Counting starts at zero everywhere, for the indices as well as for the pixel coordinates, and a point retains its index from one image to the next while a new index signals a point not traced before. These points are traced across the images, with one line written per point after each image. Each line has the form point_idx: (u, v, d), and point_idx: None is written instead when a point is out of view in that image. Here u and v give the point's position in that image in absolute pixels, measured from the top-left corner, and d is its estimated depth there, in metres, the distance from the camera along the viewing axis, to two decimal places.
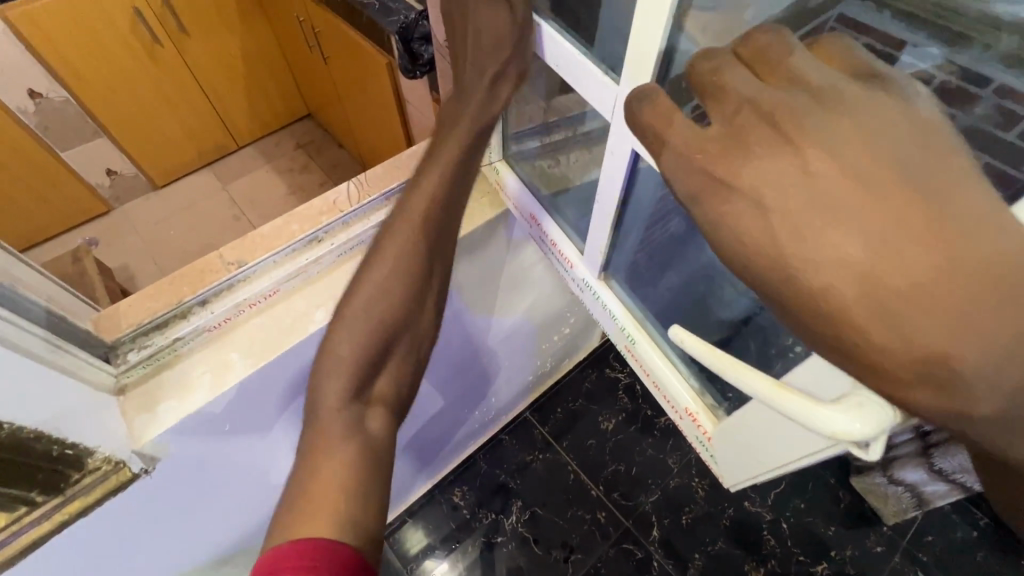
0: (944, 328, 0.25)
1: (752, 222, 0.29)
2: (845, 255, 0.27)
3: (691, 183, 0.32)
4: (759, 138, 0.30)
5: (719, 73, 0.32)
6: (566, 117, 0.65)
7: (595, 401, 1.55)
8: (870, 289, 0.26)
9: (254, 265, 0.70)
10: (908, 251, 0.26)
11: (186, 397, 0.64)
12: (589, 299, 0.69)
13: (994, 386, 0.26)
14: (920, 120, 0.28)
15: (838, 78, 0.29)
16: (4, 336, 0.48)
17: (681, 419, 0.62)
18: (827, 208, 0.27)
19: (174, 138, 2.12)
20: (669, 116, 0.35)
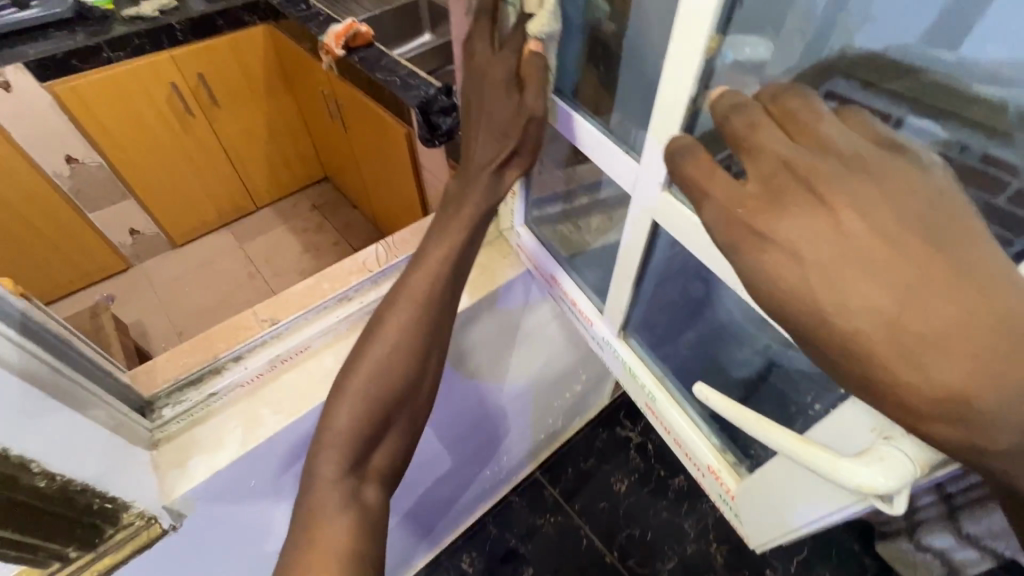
0: (968, 367, 0.28)
1: (789, 275, 0.32)
2: (874, 302, 0.29)
3: (731, 234, 0.35)
4: (793, 198, 0.33)
5: (755, 130, 0.35)
6: (586, 184, 0.70)
7: (606, 461, 1.53)
8: (897, 333, 0.29)
9: (288, 323, 0.74)
10: (930, 298, 0.29)
11: (217, 452, 0.66)
12: (609, 357, 0.72)
13: (1013, 424, 0.28)
14: (935, 186, 0.31)
15: (861, 143, 0.33)
16: (56, 388, 0.51)
17: (703, 476, 0.63)
18: (853, 257, 0.31)
19: (196, 199, 2.22)
20: (712, 171, 0.37)
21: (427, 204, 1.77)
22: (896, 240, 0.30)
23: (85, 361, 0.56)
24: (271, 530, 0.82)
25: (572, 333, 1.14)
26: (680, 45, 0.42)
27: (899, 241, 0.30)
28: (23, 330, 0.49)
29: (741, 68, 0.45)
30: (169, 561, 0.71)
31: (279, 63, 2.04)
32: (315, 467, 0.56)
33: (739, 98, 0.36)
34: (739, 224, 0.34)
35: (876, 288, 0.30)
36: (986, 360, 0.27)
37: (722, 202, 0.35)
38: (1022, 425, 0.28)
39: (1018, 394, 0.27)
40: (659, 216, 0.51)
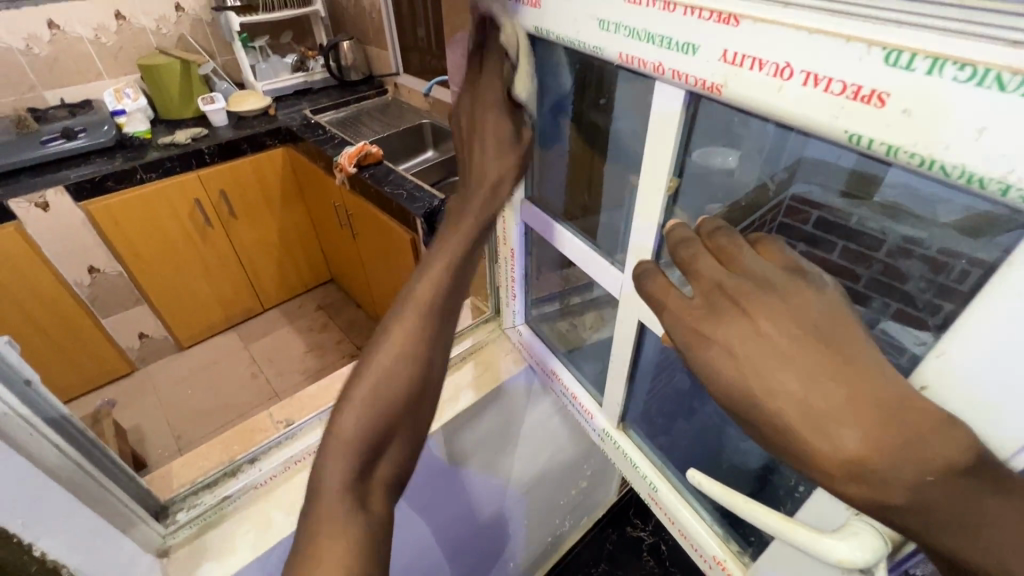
0: (864, 439, 0.33)
1: (727, 368, 0.40)
2: (786, 388, 0.37)
3: (685, 338, 0.43)
4: (725, 312, 0.41)
5: (695, 259, 0.44)
6: (578, 286, 0.78)
7: (618, 565, 1.46)
8: (805, 410, 0.36)
9: (302, 423, 0.78)
10: (827, 385, 0.35)
11: (228, 557, 0.66)
12: (610, 448, 0.75)
13: (903, 483, 0.32)
14: (829, 303, 0.38)
15: (772, 270, 0.41)
16: (86, 493, 0.54)
17: (710, 568, 0.63)
18: (776, 356, 0.37)
19: (207, 303, 2.31)
20: (667, 291, 0.47)
21: None
22: (802, 340, 0.37)
23: (118, 466, 0.59)
24: None
25: (574, 426, 1.16)
26: (646, 185, 0.50)
27: (804, 339, 0.37)
28: (55, 426, 0.52)
29: (711, 174, 0.52)
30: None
31: (295, 179, 2.25)
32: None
33: (686, 233, 0.46)
34: (692, 331, 0.43)
35: (790, 375, 0.36)
36: (877, 434, 0.33)
37: (676, 313, 0.44)
38: (910, 483, 0.32)
39: (907, 458, 0.32)
40: (644, 319, 0.58)
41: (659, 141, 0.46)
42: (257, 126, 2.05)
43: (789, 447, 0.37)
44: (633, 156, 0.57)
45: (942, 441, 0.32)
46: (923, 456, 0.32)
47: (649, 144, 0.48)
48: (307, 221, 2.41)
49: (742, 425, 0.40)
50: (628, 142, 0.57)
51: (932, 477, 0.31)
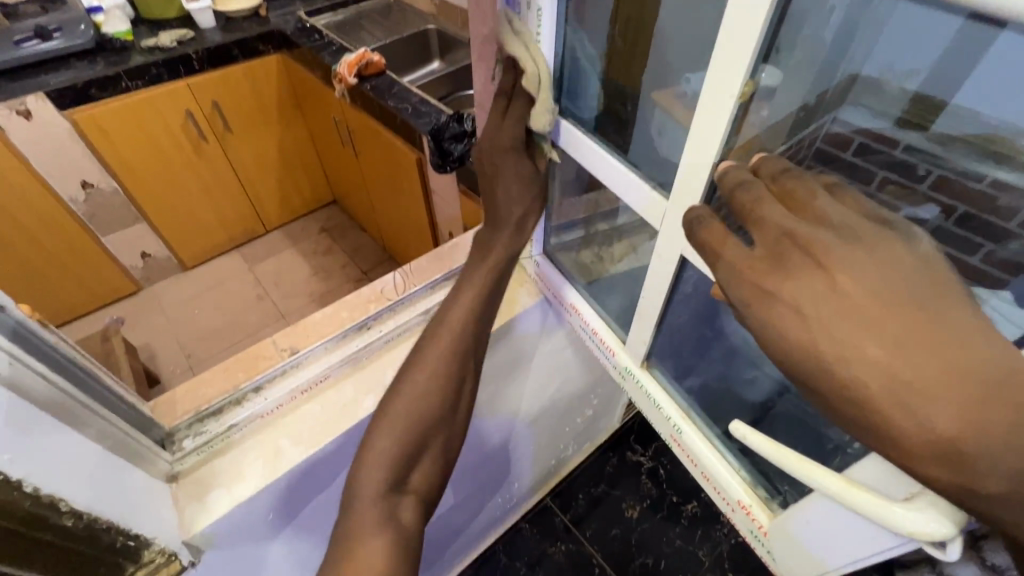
0: (957, 420, 0.31)
1: (795, 327, 0.36)
2: (867, 353, 0.33)
3: (740, 292, 0.40)
4: (797, 264, 0.37)
5: (758, 204, 0.40)
6: (606, 216, 0.71)
7: (617, 486, 1.51)
8: (890, 382, 0.32)
9: (306, 353, 0.74)
10: (915, 355, 0.32)
11: (237, 485, 0.65)
12: (631, 386, 0.71)
13: (988, 462, 0.30)
14: (922, 255, 0.36)
15: (851, 216, 0.38)
16: (87, 426, 0.52)
17: (733, 511, 0.63)
18: (857, 318, 0.34)
19: (207, 222, 2.24)
20: (723, 237, 0.43)
21: (437, 227, 1.78)
22: (887, 301, 0.34)
23: (113, 396, 0.57)
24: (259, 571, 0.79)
25: (585, 357, 1.13)
26: (709, 109, 0.43)
27: (891, 300, 0.34)
28: (44, 359, 0.49)
29: (765, 95, 0.44)
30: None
31: (291, 90, 2.09)
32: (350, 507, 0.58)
33: (743, 176, 0.41)
34: (752, 285, 0.39)
35: (872, 341, 0.33)
36: (972, 410, 0.31)
37: (734, 264, 0.40)
38: (1007, 472, 0.30)
39: (1006, 444, 0.30)
40: (689, 254, 0.52)
41: (733, 43, 0.38)
42: (248, 29, 1.86)
43: (857, 419, 0.34)
44: (690, 68, 0.48)
45: None
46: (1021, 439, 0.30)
47: (715, 54, 0.40)
48: (306, 137, 2.27)
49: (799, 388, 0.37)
50: (686, 57, 0.49)
51: None
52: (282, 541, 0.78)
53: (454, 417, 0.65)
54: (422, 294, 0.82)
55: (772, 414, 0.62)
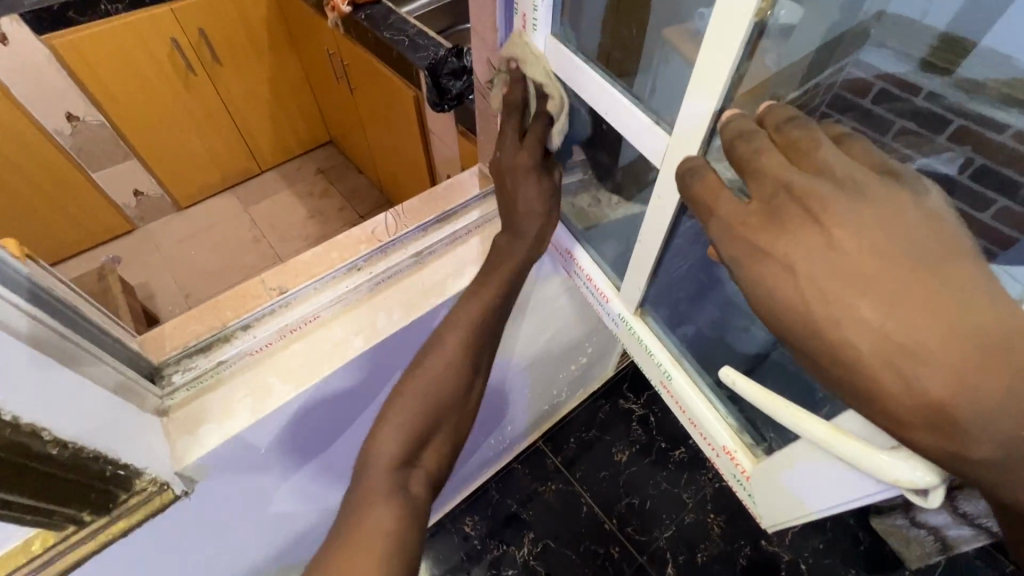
0: (949, 385, 0.32)
1: (784, 285, 0.37)
2: (865, 318, 0.34)
3: (733, 250, 0.40)
4: (791, 217, 0.38)
5: (759, 156, 0.40)
6: (607, 156, 0.67)
7: (608, 431, 1.55)
8: (882, 345, 0.34)
9: (296, 292, 0.73)
10: (911, 316, 0.33)
11: (227, 420, 0.66)
12: (623, 332, 0.71)
13: (978, 424, 0.32)
14: (927, 206, 0.36)
15: (856, 168, 0.38)
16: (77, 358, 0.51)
17: (718, 456, 0.65)
18: (854, 276, 0.35)
19: (200, 160, 2.16)
20: (717, 192, 0.43)
21: (435, 170, 1.72)
22: (887, 259, 0.35)
23: (98, 329, 0.55)
24: (259, 503, 0.82)
25: (580, 304, 1.12)
26: (717, 37, 0.39)
27: (889, 257, 0.34)
28: (24, 292, 0.47)
29: (780, 31, 0.42)
30: (170, 529, 0.70)
31: (282, 18, 1.97)
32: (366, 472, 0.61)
33: (747, 126, 0.42)
34: (744, 241, 0.40)
35: (866, 303, 0.34)
36: (967, 371, 0.32)
37: (727, 222, 0.41)
38: (999, 435, 0.32)
39: (995, 406, 0.32)
40: None
41: None
42: None
43: (848, 381, 0.35)
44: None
45: None
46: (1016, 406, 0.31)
47: None
48: (299, 71, 2.15)
49: (790, 344, 0.39)
50: None
51: None
52: (276, 475, 0.80)
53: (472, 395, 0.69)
54: (414, 237, 0.80)
55: (766, 362, 0.60)
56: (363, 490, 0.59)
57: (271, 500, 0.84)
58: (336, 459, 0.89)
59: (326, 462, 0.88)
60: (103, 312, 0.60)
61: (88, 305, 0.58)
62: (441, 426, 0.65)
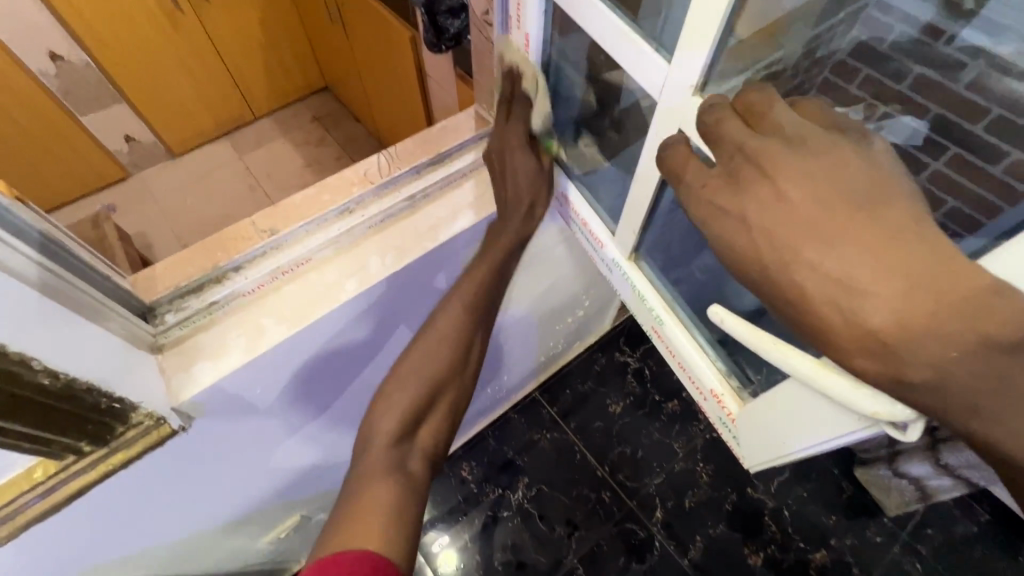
0: (894, 315, 0.34)
1: (739, 236, 0.41)
2: (813, 263, 0.37)
3: (698, 212, 0.44)
4: (748, 178, 0.40)
5: (718, 125, 0.42)
6: (604, 94, 0.66)
7: (603, 383, 1.57)
8: (831, 287, 0.36)
9: (288, 235, 0.72)
10: (845, 250, 0.36)
11: (220, 359, 0.66)
12: (617, 278, 0.71)
13: (922, 356, 0.34)
14: (868, 153, 0.38)
15: (806, 126, 0.39)
16: (64, 294, 0.52)
17: (705, 400, 0.67)
18: (797, 224, 0.38)
19: (191, 105, 2.10)
20: (685, 161, 0.47)
21: (433, 117, 1.67)
22: (827, 206, 0.37)
23: (87, 268, 0.56)
24: (260, 443, 0.84)
25: (579, 256, 1.11)
26: None
27: (829, 205, 0.37)
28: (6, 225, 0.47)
29: None
30: (171, 464, 0.72)
31: None
32: (366, 447, 0.64)
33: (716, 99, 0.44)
34: (708, 204, 0.43)
35: (812, 248, 0.37)
36: (906, 300, 0.34)
37: (694, 189, 0.44)
38: (936, 359, 0.34)
39: (936, 334, 0.33)
40: (686, 126, 0.49)
41: None
42: None
43: (801, 319, 0.38)
44: None
45: (986, 310, 0.32)
46: (957, 326, 0.33)
47: None
48: (292, 10, 2.03)
49: (754, 292, 0.42)
50: None
51: (955, 351, 0.33)
52: (276, 416, 0.81)
53: (469, 343, 0.71)
54: (407, 180, 0.78)
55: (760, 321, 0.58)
56: (368, 456, 0.62)
57: (272, 440, 0.86)
58: (331, 401, 0.90)
59: (323, 403, 0.88)
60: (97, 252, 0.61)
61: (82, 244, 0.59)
62: (432, 369, 0.67)
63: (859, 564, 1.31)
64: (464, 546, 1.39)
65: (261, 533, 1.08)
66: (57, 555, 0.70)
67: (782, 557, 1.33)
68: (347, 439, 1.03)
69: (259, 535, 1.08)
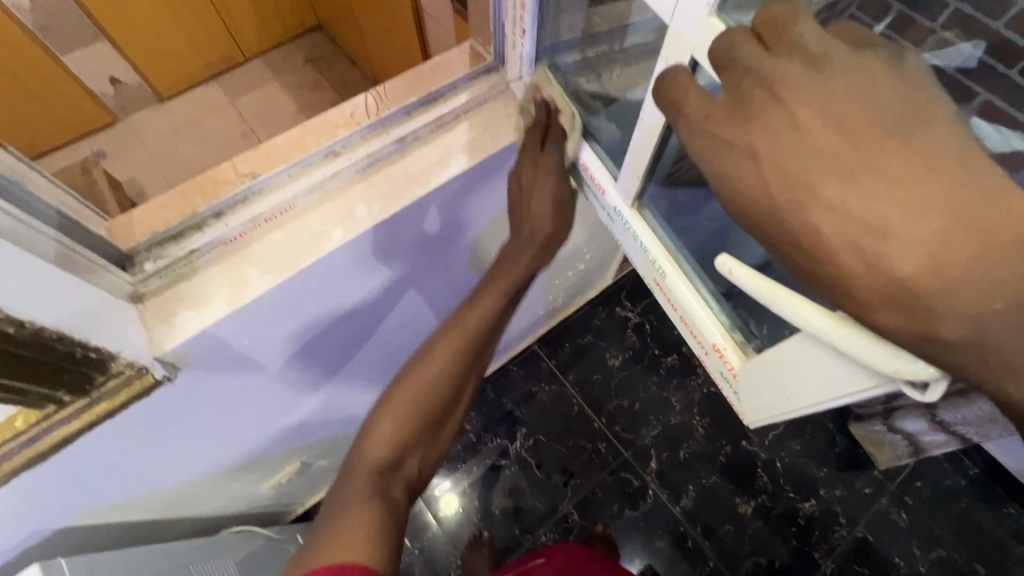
0: (925, 265, 0.32)
1: (748, 173, 0.37)
2: (835, 202, 0.34)
3: (700, 144, 0.40)
4: (759, 104, 0.37)
5: (732, 51, 0.38)
6: (613, 25, 0.62)
7: (603, 337, 1.56)
8: (849, 227, 0.34)
9: (269, 178, 0.68)
10: (870, 186, 0.33)
11: (204, 309, 0.64)
12: (619, 228, 0.68)
13: (960, 312, 0.33)
14: (901, 72, 0.35)
15: (831, 45, 0.36)
16: (27, 242, 0.48)
17: (707, 354, 0.66)
18: (818, 157, 0.35)
19: (176, 44, 1.94)
20: (687, 89, 0.42)
21: (432, 56, 1.56)
22: (854, 136, 0.34)
23: (54, 211, 0.53)
24: (252, 391, 0.82)
25: (580, 206, 1.06)
26: None
27: (854, 135, 0.34)
28: None
29: None
30: (162, 411, 0.71)
31: None
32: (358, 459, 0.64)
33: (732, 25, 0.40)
34: (711, 137, 0.39)
35: (833, 185, 0.34)
36: (933, 244, 0.32)
37: (693, 120, 0.41)
38: (971, 314, 0.33)
39: (962, 285, 0.32)
40: (698, 54, 0.45)
41: None
42: None
43: (812, 266, 0.36)
44: None
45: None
46: (996, 279, 0.32)
47: None
48: None
49: (760, 237, 0.39)
50: None
51: (998, 304, 0.32)
52: (269, 366, 0.80)
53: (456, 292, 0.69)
54: (398, 121, 0.72)
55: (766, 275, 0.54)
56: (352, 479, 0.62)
57: (265, 389, 0.85)
58: (331, 351, 0.89)
59: (321, 351, 0.86)
60: (73, 194, 0.58)
61: (53, 188, 0.55)
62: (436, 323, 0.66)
63: (847, 514, 1.34)
64: (464, 492, 1.43)
65: (262, 479, 1.10)
66: (54, 501, 0.70)
67: (773, 506, 1.36)
68: (349, 390, 1.04)
69: (259, 480, 1.10)
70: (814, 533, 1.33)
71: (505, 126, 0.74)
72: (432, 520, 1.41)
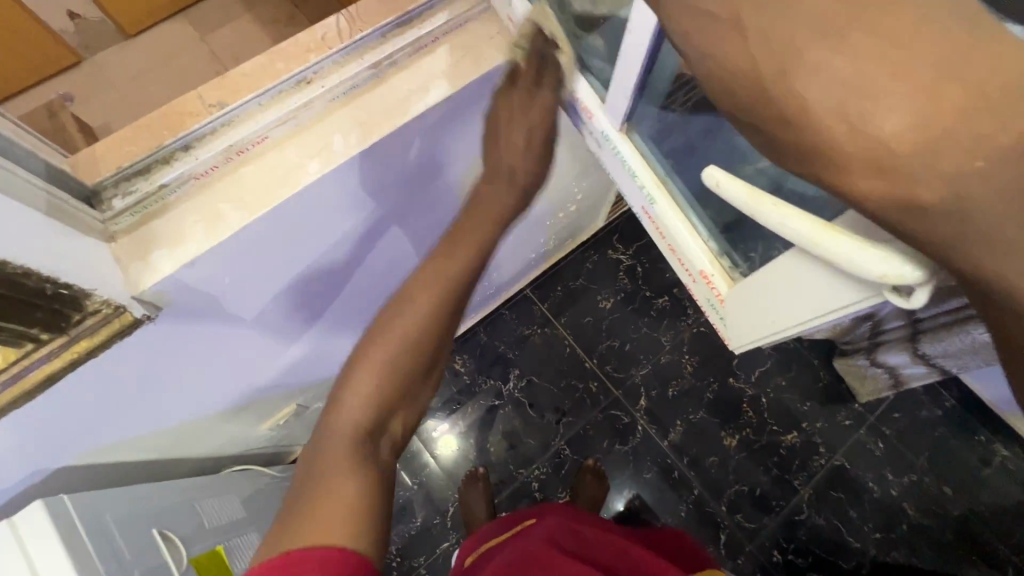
0: (912, 126, 0.31)
1: (730, 47, 0.36)
2: (821, 65, 0.32)
3: (679, 22, 0.38)
4: None
5: None
6: None
7: (595, 280, 1.56)
8: (835, 92, 0.32)
9: (239, 107, 0.64)
10: (860, 42, 0.31)
11: (179, 246, 0.62)
12: (606, 154, 0.66)
13: (945, 170, 0.31)
14: None
15: None
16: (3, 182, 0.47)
17: (695, 282, 0.68)
18: (807, 18, 0.32)
19: None
20: None
21: None
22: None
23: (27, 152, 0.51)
24: (241, 335, 0.82)
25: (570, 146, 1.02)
26: None
27: None
28: None
29: None
30: (148, 354, 0.71)
31: None
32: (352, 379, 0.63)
33: None
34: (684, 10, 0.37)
35: (821, 49, 0.32)
36: (920, 105, 0.30)
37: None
38: (951, 172, 0.31)
39: (948, 149, 0.31)
40: None
41: None
42: None
43: (795, 142, 0.35)
44: None
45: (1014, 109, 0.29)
46: (991, 138, 0.30)
47: None
48: None
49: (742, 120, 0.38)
50: None
51: (981, 161, 0.30)
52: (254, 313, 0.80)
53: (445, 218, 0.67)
54: (373, 46, 0.68)
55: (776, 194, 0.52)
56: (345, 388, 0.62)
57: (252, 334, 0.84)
58: (318, 299, 0.89)
59: (306, 295, 0.86)
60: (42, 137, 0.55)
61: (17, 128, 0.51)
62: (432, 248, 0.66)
63: (826, 443, 1.40)
64: (461, 432, 1.47)
65: (260, 420, 1.12)
66: (49, 444, 0.72)
67: (757, 438, 1.42)
68: (341, 340, 1.06)
69: (257, 421, 1.12)
70: (794, 462, 1.40)
71: (486, 46, 0.70)
72: (429, 459, 1.46)
